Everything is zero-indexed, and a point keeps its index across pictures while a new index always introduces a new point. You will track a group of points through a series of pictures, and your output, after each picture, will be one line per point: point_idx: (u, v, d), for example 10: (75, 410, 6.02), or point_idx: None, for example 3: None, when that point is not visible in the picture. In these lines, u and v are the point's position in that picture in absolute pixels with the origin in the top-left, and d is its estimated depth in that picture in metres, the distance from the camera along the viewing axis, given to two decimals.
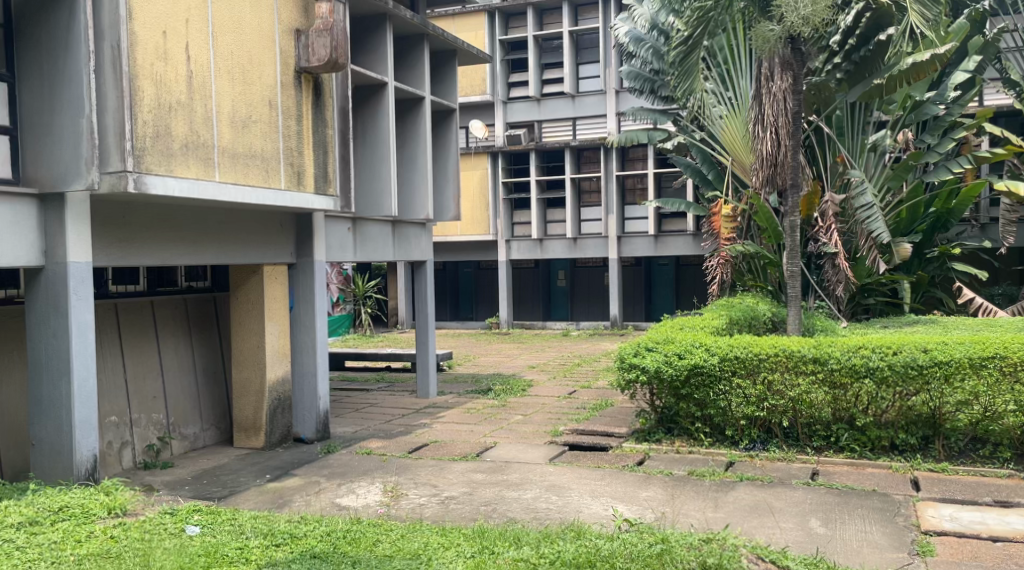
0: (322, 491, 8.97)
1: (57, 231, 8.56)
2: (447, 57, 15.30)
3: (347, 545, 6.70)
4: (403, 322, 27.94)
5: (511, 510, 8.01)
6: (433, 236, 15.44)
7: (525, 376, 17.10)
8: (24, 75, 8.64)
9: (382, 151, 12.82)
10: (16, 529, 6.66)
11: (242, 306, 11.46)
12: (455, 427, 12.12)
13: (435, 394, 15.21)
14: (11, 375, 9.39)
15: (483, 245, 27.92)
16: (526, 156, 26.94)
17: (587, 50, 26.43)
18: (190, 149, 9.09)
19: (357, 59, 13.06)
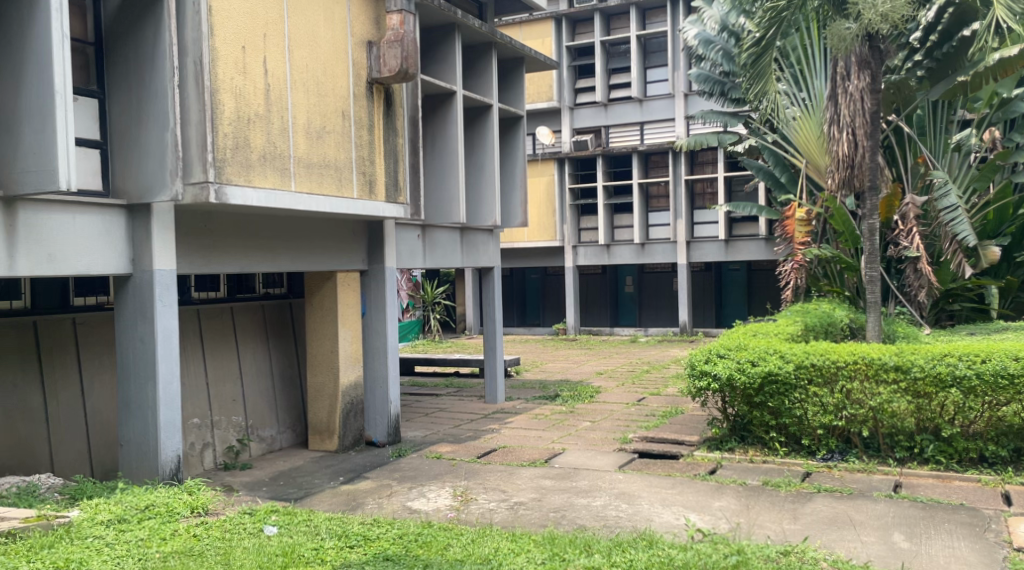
0: (393, 494, 9.07)
1: (145, 240, 8.85)
2: (515, 65, 15.36)
3: (419, 548, 6.76)
4: (471, 328, 28.14)
5: (581, 517, 7.99)
6: (500, 242, 15.52)
7: (594, 382, 17.07)
8: (113, 90, 8.94)
9: (451, 158, 12.94)
10: (105, 526, 6.87)
11: (316, 313, 11.66)
12: (523, 434, 12.14)
13: (503, 399, 15.30)
14: (101, 378, 9.72)
15: (550, 251, 27.91)
16: (593, 162, 26.90)
17: (655, 54, 26.29)
18: (267, 159, 9.32)
19: (426, 68, 13.22)
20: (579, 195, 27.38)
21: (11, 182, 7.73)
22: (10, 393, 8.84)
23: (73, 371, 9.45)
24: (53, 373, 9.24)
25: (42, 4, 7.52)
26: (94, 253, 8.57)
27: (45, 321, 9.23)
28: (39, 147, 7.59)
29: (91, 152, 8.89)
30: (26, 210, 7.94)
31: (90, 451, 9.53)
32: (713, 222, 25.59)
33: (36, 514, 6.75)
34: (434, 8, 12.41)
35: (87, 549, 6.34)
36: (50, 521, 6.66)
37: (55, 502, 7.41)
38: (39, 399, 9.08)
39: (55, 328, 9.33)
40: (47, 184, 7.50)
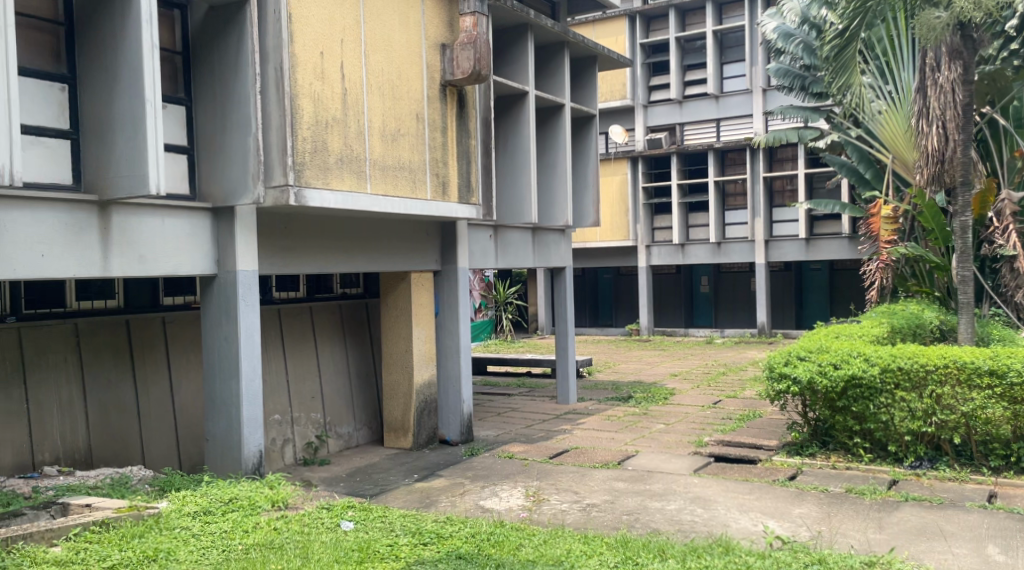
0: (466, 492, 9.22)
1: (229, 243, 9.19)
2: (588, 64, 15.39)
3: (491, 548, 6.88)
4: (543, 328, 28.25)
5: (654, 521, 8.02)
6: (572, 243, 15.57)
7: (667, 384, 17.00)
8: (200, 98, 9.28)
9: (522, 158, 13.06)
10: (192, 518, 7.12)
11: (392, 313, 11.90)
12: (596, 435, 12.18)
13: (575, 399, 15.36)
14: (189, 375, 10.10)
15: (623, 251, 27.84)
16: (667, 160, 26.76)
17: (731, 49, 25.95)
18: (345, 163, 9.58)
19: (500, 69, 13.36)
20: (653, 193, 27.23)
21: (105, 187, 8.11)
22: (104, 388, 9.27)
23: (163, 368, 9.85)
24: (144, 369, 9.65)
25: (135, 16, 7.89)
26: (182, 255, 8.94)
27: (136, 320, 9.65)
28: (130, 154, 7.95)
29: (179, 158, 9.25)
30: (118, 214, 8.33)
31: (179, 444, 9.91)
32: (793, 221, 25.17)
33: (128, 504, 7.01)
34: (507, 9, 12.55)
35: (175, 539, 6.57)
36: (141, 511, 6.91)
37: (146, 494, 7.72)
38: (131, 394, 9.50)
39: (146, 326, 9.74)
40: (138, 189, 7.86)
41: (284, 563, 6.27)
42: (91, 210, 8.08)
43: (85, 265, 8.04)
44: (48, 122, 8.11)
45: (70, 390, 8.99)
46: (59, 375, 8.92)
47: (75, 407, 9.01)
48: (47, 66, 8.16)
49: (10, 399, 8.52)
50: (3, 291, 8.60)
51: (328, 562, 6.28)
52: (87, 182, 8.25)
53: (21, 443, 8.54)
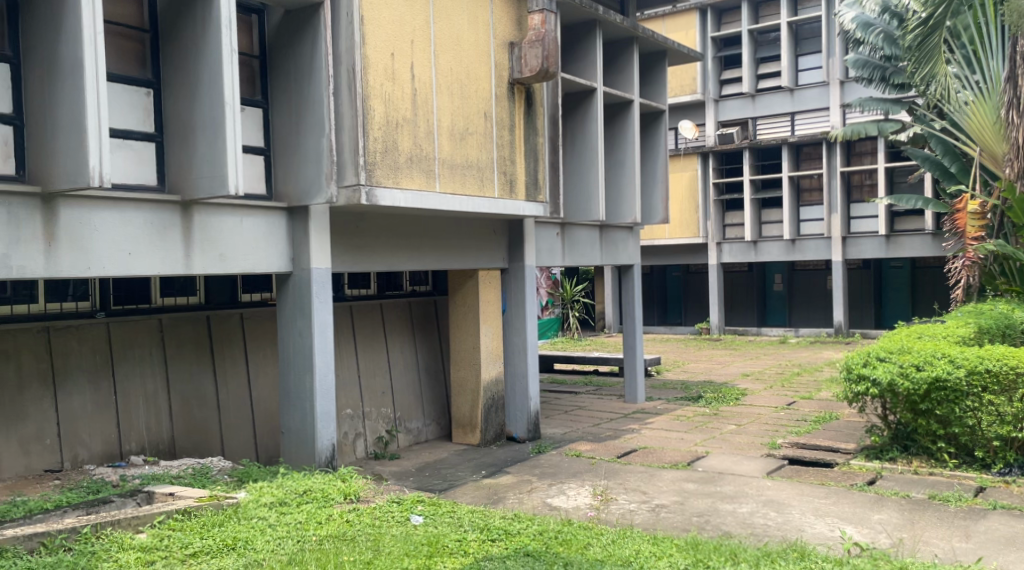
0: (534, 490, 9.32)
1: (303, 242, 9.45)
2: (657, 59, 15.34)
3: (560, 546, 6.96)
4: (610, 326, 28.18)
5: (726, 524, 8.00)
6: (640, 240, 15.52)
7: (739, 384, 16.84)
8: (277, 101, 9.55)
9: (590, 156, 13.10)
10: (269, 508, 7.32)
11: (460, 311, 12.04)
12: (664, 435, 12.16)
13: (643, 398, 15.33)
14: (266, 369, 10.42)
15: (692, 249, 27.61)
16: (739, 155, 26.48)
17: (807, 41, 25.46)
18: (414, 162, 9.76)
19: (569, 66, 13.42)
20: (725, 189, 26.95)
21: (187, 188, 8.42)
22: (186, 381, 9.61)
23: (241, 362, 10.17)
24: (223, 363, 9.98)
25: (215, 21, 8.19)
26: (259, 253, 9.22)
27: (216, 315, 9.99)
28: (210, 155, 8.23)
29: (256, 159, 9.52)
30: (200, 214, 8.64)
31: (255, 436, 10.21)
32: (871, 218, 24.63)
33: (208, 494, 7.25)
34: (576, 5, 12.59)
35: (252, 528, 6.77)
36: (221, 501, 7.14)
37: (225, 484, 7.99)
38: (211, 388, 9.84)
39: (225, 322, 10.07)
40: (218, 189, 8.15)
41: (356, 554, 6.42)
42: (173, 210, 8.40)
43: (168, 262, 8.35)
44: (134, 126, 8.43)
45: (154, 381, 9.35)
46: (144, 368, 9.28)
47: (159, 398, 9.37)
48: (133, 72, 8.49)
49: (99, 391, 8.90)
50: (93, 288, 9.01)
51: (398, 555, 6.40)
52: (170, 183, 8.57)
53: (110, 432, 8.91)
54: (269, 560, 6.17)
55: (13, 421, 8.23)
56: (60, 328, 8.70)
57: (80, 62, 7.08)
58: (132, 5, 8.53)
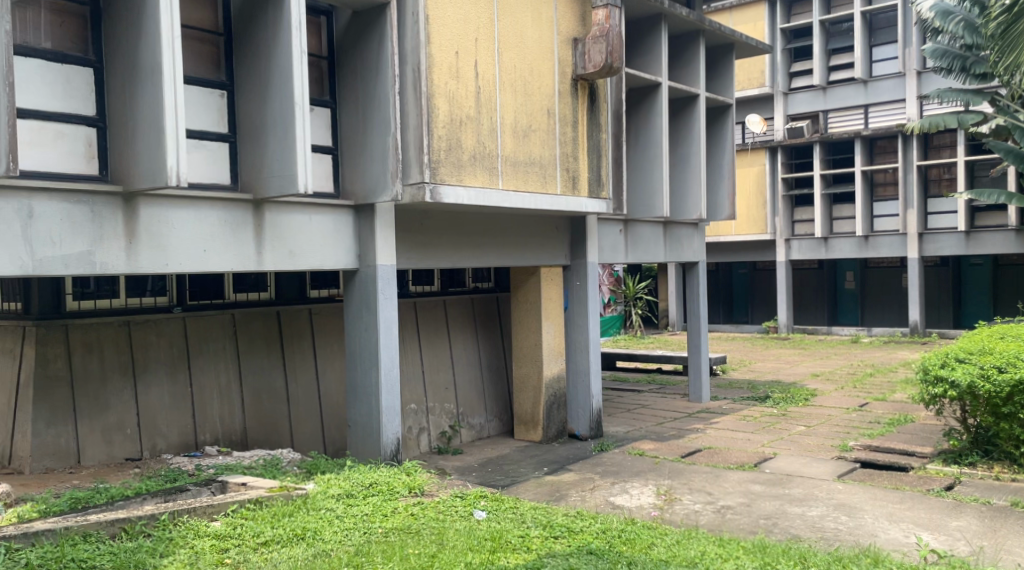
0: (596, 487, 9.39)
1: (369, 239, 9.66)
2: (724, 52, 15.22)
3: (623, 545, 7.01)
4: (674, 324, 28.02)
5: (794, 527, 7.95)
6: (705, 237, 15.44)
7: (809, 385, 16.62)
8: (344, 101, 9.75)
9: (655, 152, 13.07)
10: (336, 500, 7.52)
11: (523, 306, 12.13)
12: (731, 435, 12.12)
13: (708, 398, 15.27)
14: (334, 363, 10.66)
15: (760, 245, 27.34)
16: (808, 150, 26.10)
17: (881, 31, 24.78)
18: (477, 159, 9.88)
19: (634, 61, 13.41)
20: (793, 184, 26.63)
21: (259, 186, 8.66)
22: (257, 375, 9.90)
23: (310, 356, 10.43)
24: (293, 357, 10.25)
25: (285, 23, 8.42)
26: (327, 251, 9.45)
27: (286, 310, 10.26)
28: (281, 154, 8.47)
29: (324, 159, 9.74)
30: (271, 211, 8.90)
31: (323, 429, 10.47)
32: (948, 214, 24.03)
33: (279, 485, 7.47)
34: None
35: (320, 519, 6.96)
36: (290, 491, 7.35)
37: (295, 475, 8.22)
38: (281, 381, 10.11)
39: (294, 316, 10.33)
40: (288, 187, 8.39)
41: (420, 547, 6.56)
42: (246, 209, 8.66)
43: (240, 259, 8.62)
44: (209, 127, 8.71)
45: (228, 374, 9.65)
46: (218, 361, 9.58)
47: (232, 391, 9.67)
48: (208, 75, 8.77)
49: (176, 383, 9.22)
50: (170, 283, 9.34)
51: (462, 550, 6.50)
52: (242, 181, 8.84)
53: (186, 423, 9.23)
54: (336, 551, 6.34)
55: (96, 412, 8.58)
56: (139, 323, 9.04)
57: (159, 66, 7.35)
58: (208, 9, 8.80)
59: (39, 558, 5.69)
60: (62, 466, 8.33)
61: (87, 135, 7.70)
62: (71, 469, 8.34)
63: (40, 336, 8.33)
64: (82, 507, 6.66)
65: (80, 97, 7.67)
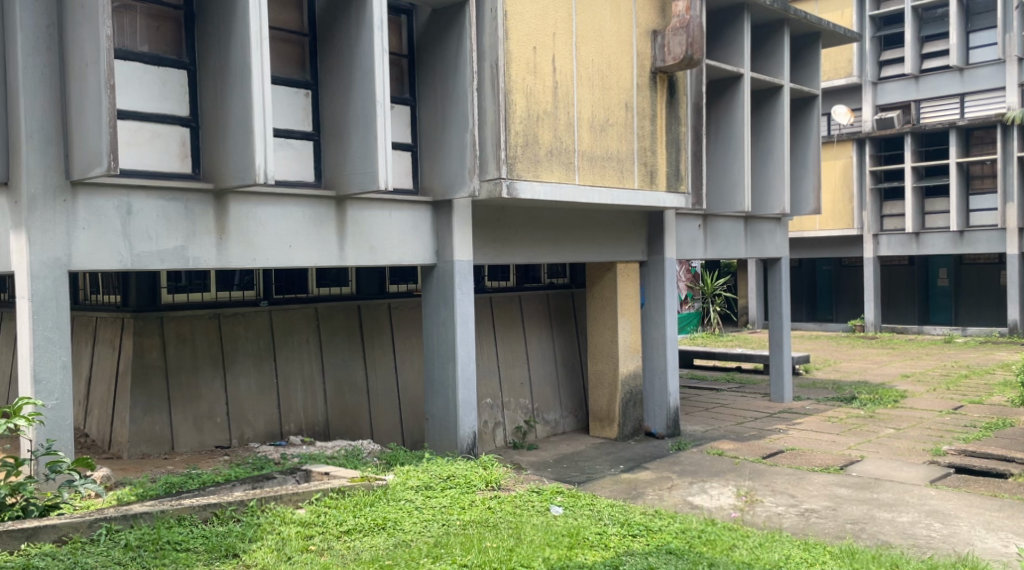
0: (674, 487, 9.42)
1: (447, 235, 9.84)
2: (809, 41, 14.98)
3: (703, 545, 7.01)
4: (754, 321, 27.64)
5: (883, 532, 7.83)
6: (788, 231, 15.20)
7: (897, 386, 16.26)
8: (423, 99, 9.91)
9: (736, 145, 12.95)
10: (415, 491, 7.70)
11: (599, 302, 12.18)
12: (814, 436, 12.00)
13: (791, 398, 15.10)
14: (412, 357, 10.89)
15: (845, 241, 26.81)
16: (898, 142, 25.48)
17: (979, 16, 24.10)
18: (554, 155, 9.96)
19: (716, 52, 13.28)
20: (882, 177, 26.05)
21: (341, 183, 8.89)
22: (339, 367, 10.18)
23: (389, 351, 10.66)
24: (373, 351, 10.51)
25: (367, 23, 8.61)
26: (406, 247, 9.66)
27: (366, 305, 10.52)
28: (363, 151, 8.68)
29: (404, 155, 9.93)
30: (352, 208, 9.14)
31: (402, 422, 10.68)
32: None
33: (360, 475, 7.68)
34: None
35: (400, 510, 7.16)
36: (371, 482, 7.55)
37: (375, 466, 8.44)
38: (361, 374, 10.38)
39: (374, 311, 10.59)
40: (369, 183, 8.59)
41: (498, 540, 6.68)
42: (328, 205, 8.92)
43: (322, 254, 8.88)
44: (295, 126, 8.98)
45: (310, 367, 9.94)
46: (302, 353, 9.89)
47: (315, 383, 9.96)
48: (294, 75, 9.03)
49: (262, 374, 9.55)
50: (257, 278, 9.66)
51: (540, 544, 6.59)
52: (325, 178, 9.08)
53: (271, 413, 9.56)
54: (416, 542, 6.52)
55: (187, 400, 8.94)
56: (228, 316, 9.38)
57: (249, 68, 7.60)
58: (294, 10, 9.06)
59: (137, 540, 6.00)
60: (158, 452, 8.67)
61: (180, 134, 8.01)
62: (165, 455, 8.67)
63: (136, 327, 8.72)
64: (176, 491, 6.98)
65: (174, 98, 7.98)
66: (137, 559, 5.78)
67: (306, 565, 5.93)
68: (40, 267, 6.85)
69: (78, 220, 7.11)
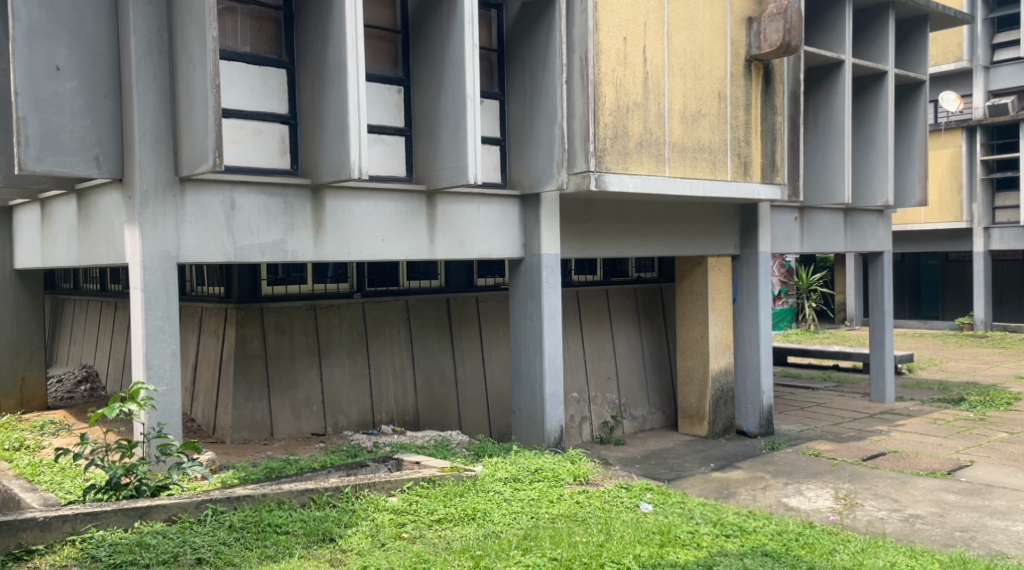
0: (768, 487, 9.36)
1: (535, 229, 9.94)
2: (916, 25, 14.51)
3: (801, 549, 6.95)
4: (853, 318, 26.90)
5: (995, 541, 7.62)
6: (892, 225, 14.80)
7: (1010, 387, 15.72)
8: (512, 93, 9.99)
9: (836, 134, 12.68)
10: (504, 483, 7.84)
11: (690, 297, 12.11)
12: (918, 439, 11.72)
13: (893, 399, 14.77)
14: (499, 350, 11.03)
15: (956, 234, 25.90)
16: (1011, 130, 24.53)
17: None
18: (643, 147, 9.94)
19: (816, 38, 13.01)
20: (995, 167, 25.06)
21: (432, 178, 9.05)
22: (428, 359, 10.39)
23: (477, 344, 10.82)
24: (461, 344, 10.69)
25: (458, 19, 8.74)
26: (494, 240, 9.78)
27: (455, 298, 10.70)
28: (453, 146, 8.81)
29: (492, 149, 10.03)
30: (442, 202, 9.31)
31: (490, 415, 10.84)
32: None
33: (449, 465, 7.86)
34: None
35: (489, 501, 7.30)
36: (460, 472, 7.71)
37: (464, 457, 8.61)
38: (450, 367, 10.57)
39: (463, 304, 10.76)
40: (459, 177, 8.71)
41: (588, 535, 6.76)
42: (420, 199, 9.10)
43: (414, 247, 9.07)
44: (387, 121, 9.17)
45: (401, 358, 10.18)
46: (393, 345, 10.14)
47: (405, 374, 10.19)
48: (386, 71, 9.21)
49: (356, 364, 9.84)
50: (350, 270, 9.93)
51: (631, 541, 6.64)
52: (416, 173, 9.25)
53: (364, 402, 9.83)
54: (506, 533, 6.65)
55: (286, 388, 9.27)
56: (324, 307, 9.68)
57: (345, 66, 7.79)
58: (388, 8, 9.24)
59: (241, 522, 6.29)
60: (258, 438, 9.00)
61: (280, 132, 8.28)
62: (265, 441, 9.01)
63: (239, 317, 9.08)
64: (275, 476, 7.26)
65: (275, 96, 8.25)
66: (240, 541, 6.06)
67: (399, 552, 6.11)
68: (151, 260, 7.20)
69: (185, 215, 7.44)
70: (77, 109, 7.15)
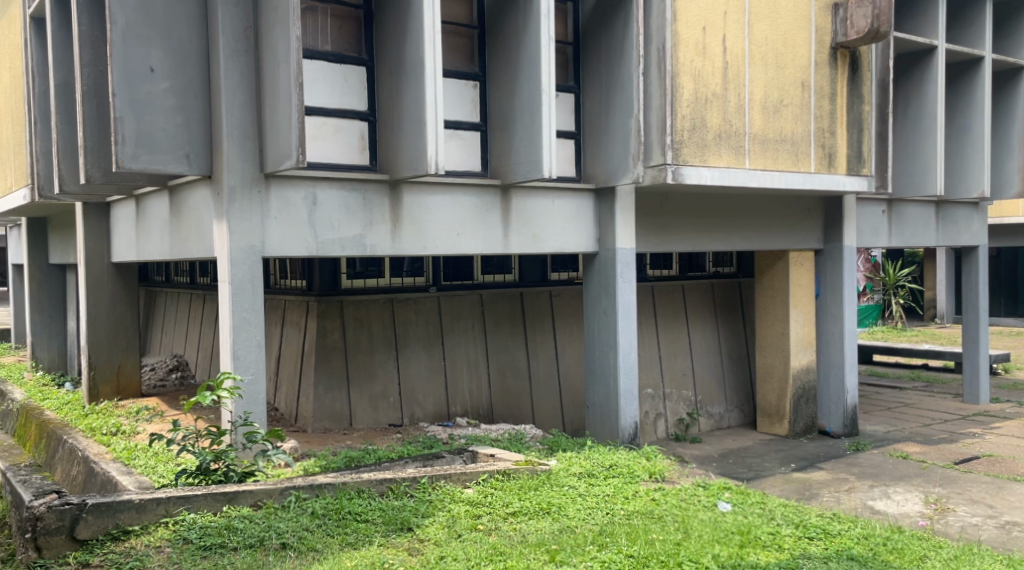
0: (853, 489, 9.21)
1: (609, 223, 9.95)
2: (1015, 9, 14.01)
3: (890, 554, 6.84)
4: (943, 315, 26.17)
5: None
6: (988, 218, 14.34)
7: None
8: (588, 87, 10.01)
9: (928, 122, 12.33)
10: (579, 478, 7.88)
11: (768, 293, 11.96)
12: (1014, 442, 11.38)
13: (987, 400, 14.35)
14: (573, 345, 11.06)
15: None
16: None
17: None
18: (722, 139, 9.83)
19: (907, 25, 12.65)
20: None
21: (506, 173, 9.12)
22: (503, 354, 10.50)
23: (550, 339, 10.87)
24: (535, 338, 10.76)
25: (535, 12, 8.78)
26: (569, 235, 9.81)
27: (529, 294, 10.78)
28: (529, 139, 8.84)
29: (567, 143, 10.09)
30: (517, 197, 9.37)
31: (563, 410, 10.88)
32: None
33: (524, 458, 7.92)
34: None
35: (564, 496, 7.36)
36: (535, 466, 7.77)
37: (538, 451, 8.69)
38: (524, 361, 10.65)
39: (537, 300, 10.83)
40: (533, 172, 8.75)
41: (666, 533, 6.77)
42: (495, 194, 9.19)
43: (488, 241, 9.16)
44: (464, 117, 9.27)
45: (476, 351, 10.32)
46: (468, 339, 10.28)
47: (479, 368, 10.32)
48: (464, 67, 9.32)
49: (432, 357, 10.01)
50: (426, 264, 10.08)
51: (710, 541, 6.63)
52: (492, 168, 9.34)
53: (439, 395, 9.99)
54: (582, 528, 6.71)
55: (364, 379, 9.49)
56: (401, 301, 9.88)
57: (422, 62, 7.87)
58: (465, 4, 9.36)
59: (322, 509, 6.48)
60: (338, 428, 9.24)
61: (359, 129, 8.46)
62: (345, 430, 9.24)
63: (320, 309, 9.33)
64: (355, 465, 7.45)
65: (355, 94, 8.44)
66: (323, 527, 6.25)
67: (476, 543, 6.21)
68: (238, 254, 7.45)
69: (270, 210, 7.67)
70: (170, 108, 7.44)
